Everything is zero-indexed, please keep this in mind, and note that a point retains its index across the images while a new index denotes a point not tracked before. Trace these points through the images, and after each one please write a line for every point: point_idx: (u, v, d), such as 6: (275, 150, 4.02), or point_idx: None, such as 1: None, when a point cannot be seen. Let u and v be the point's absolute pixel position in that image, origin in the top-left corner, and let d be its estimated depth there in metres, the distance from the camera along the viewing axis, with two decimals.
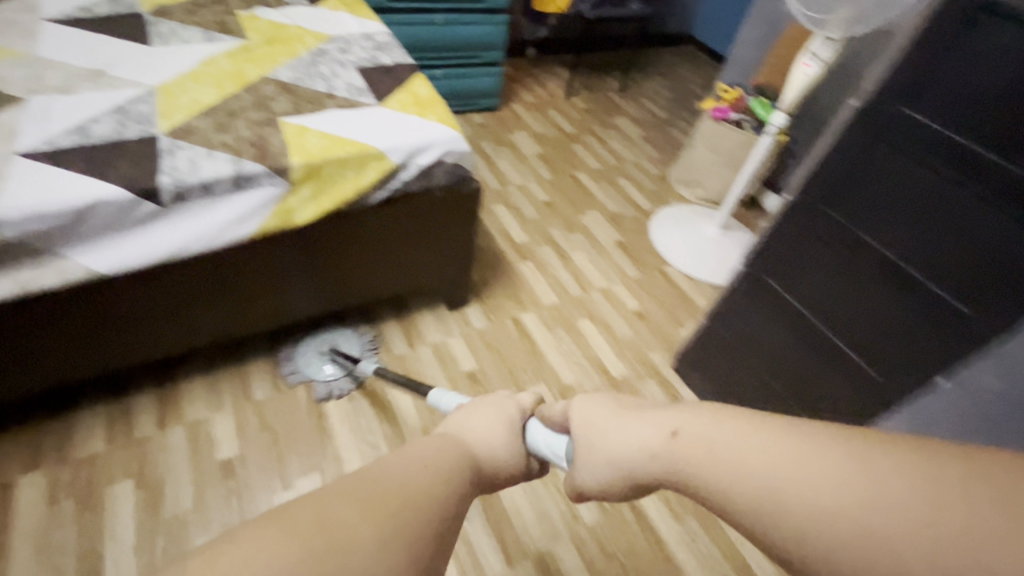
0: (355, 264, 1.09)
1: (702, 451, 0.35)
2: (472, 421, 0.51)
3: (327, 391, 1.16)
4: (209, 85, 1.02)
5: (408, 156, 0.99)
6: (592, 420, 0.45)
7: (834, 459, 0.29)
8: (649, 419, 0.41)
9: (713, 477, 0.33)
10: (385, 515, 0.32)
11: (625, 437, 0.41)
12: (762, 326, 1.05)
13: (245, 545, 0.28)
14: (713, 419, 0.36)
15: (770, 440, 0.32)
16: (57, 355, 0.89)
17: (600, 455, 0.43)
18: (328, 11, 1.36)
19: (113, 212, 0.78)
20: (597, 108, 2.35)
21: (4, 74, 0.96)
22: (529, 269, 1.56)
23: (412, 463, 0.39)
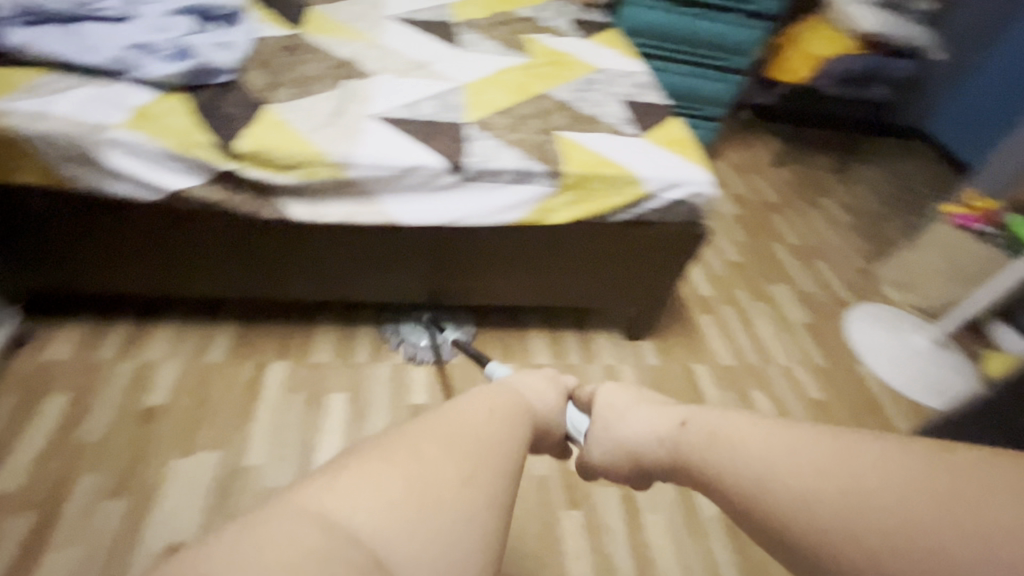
0: (572, 270, 1.18)
1: (705, 437, 0.53)
2: (532, 386, 0.68)
3: (411, 353, 1.25)
4: (504, 90, 1.19)
5: (663, 187, 1.04)
6: (612, 404, 0.67)
7: (809, 443, 0.45)
8: (667, 417, 0.60)
9: (716, 461, 0.50)
10: (463, 458, 0.46)
11: (638, 423, 0.63)
12: None
13: (363, 485, 0.41)
14: (717, 418, 0.54)
15: (755, 429, 0.49)
16: (298, 266, 1.05)
17: (612, 435, 0.65)
18: (598, 46, 1.49)
19: (427, 175, 0.94)
20: (806, 183, 2.25)
21: (360, 52, 1.20)
22: (709, 323, 1.53)
23: (481, 412, 0.53)
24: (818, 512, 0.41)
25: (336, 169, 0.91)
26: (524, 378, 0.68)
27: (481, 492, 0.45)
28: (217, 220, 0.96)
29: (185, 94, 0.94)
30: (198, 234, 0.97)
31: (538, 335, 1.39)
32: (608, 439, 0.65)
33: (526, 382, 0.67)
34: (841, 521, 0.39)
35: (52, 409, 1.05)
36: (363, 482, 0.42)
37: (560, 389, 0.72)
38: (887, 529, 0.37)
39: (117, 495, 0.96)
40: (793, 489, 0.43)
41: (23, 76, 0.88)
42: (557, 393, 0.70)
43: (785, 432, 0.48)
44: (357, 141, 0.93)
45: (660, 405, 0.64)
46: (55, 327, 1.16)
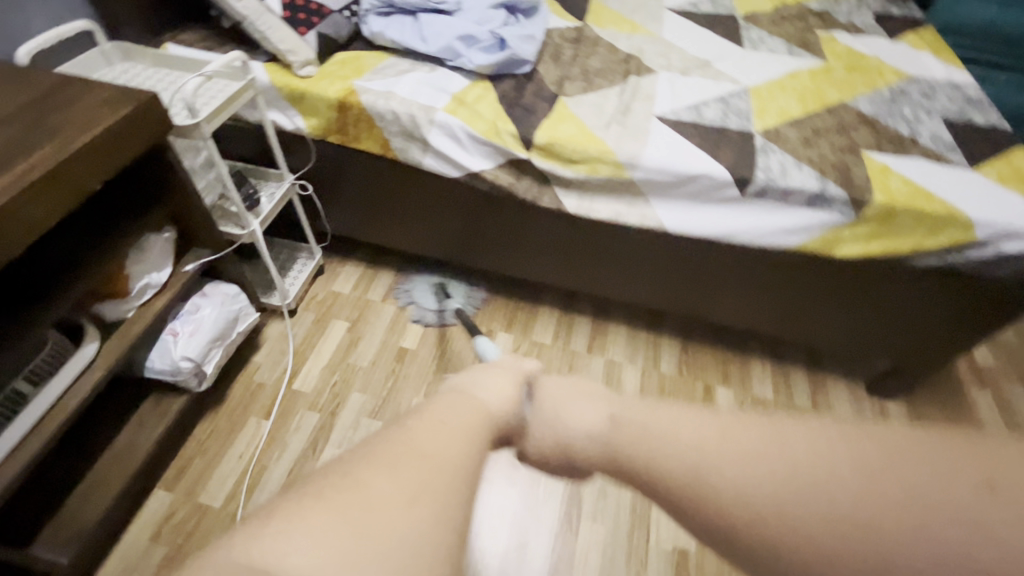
0: (832, 307, 1.04)
1: (642, 431, 0.41)
2: (484, 386, 0.47)
3: (417, 313, 1.31)
4: (794, 98, 1.07)
5: (996, 236, 0.85)
6: (553, 391, 0.49)
7: (764, 438, 0.38)
8: (597, 406, 0.46)
9: (643, 452, 0.40)
10: (410, 487, 0.33)
11: (582, 414, 0.45)
12: None
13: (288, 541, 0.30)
14: (645, 408, 0.43)
15: (681, 422, 0.40)
16: (492, 236, 1.13)
17: (547, 427, 0.46)
18: (908, 48, 1.26)
19: (708, 185, 0.90)
20: None
21: (640, 46, 1.19)
22: (984, 400, 1.25)
23: (430, 425, 0.39)
24: (770, 516, 0.34)
25: (618, 168, 0.92)
26: (480, 381, 0.48)
27: (428, 519, 0.32)
28: (498, 201, 1.06)
29: (490, 82, 1.03)
30: (478, 210, 1.09)
31: (761, 364, 1.28)
32: (543, 425, 0.46)
33: (481, 387, 0.47)
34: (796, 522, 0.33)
35: (334, 332, 1.28)
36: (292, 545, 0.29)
37: (515, 378, 0.50)
38: (833, 527, 0.33)
39: (375, 417, 1.14)
40: (743, 495, 0.35)
41: (374, 58, 1.05)
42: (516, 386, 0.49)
43: (713, 420, 0.40)
44: (642, 142, 0.92)
45: (595, 388, 0.49)
46: (339, 264, 1.41)
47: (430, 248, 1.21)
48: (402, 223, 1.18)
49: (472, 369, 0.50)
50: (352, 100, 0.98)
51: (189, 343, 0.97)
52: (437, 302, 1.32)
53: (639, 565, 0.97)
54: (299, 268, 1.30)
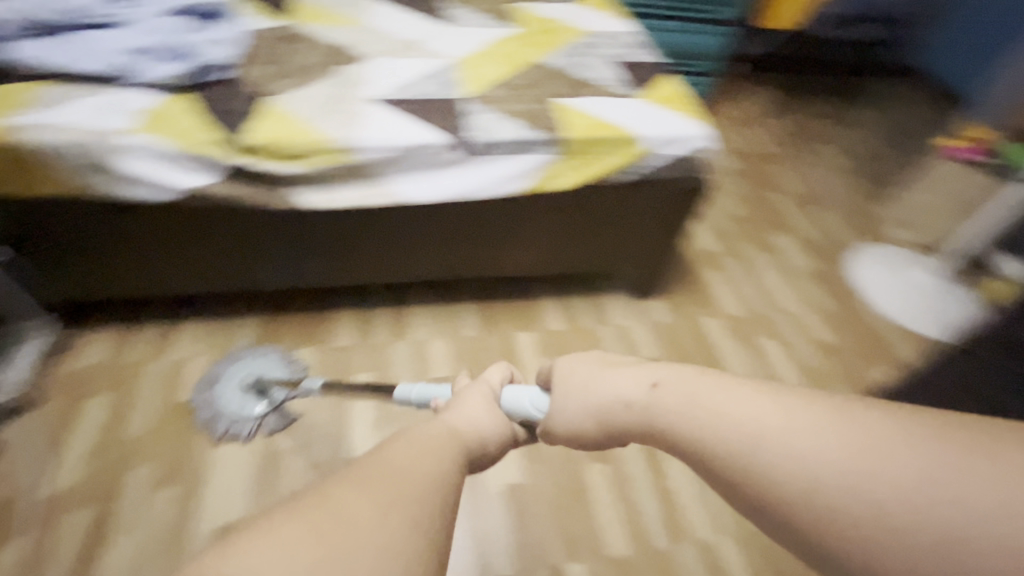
0: (577, 235, 1.20)
1: (688, 401, 0.41)
2: (463, 410, 0.52)
3: (226, 428, 1.08)
4: (496, 63, 1.19)
5: (660, 146, 1.07)
6: (570, 371, 0.53)
7: (810, 411, 0.35)
8: (631, 374, 0.47)
9: (688, 425, 0.40)
10: (386, 500, 0.34)
11: (615, 383, 0.48)
12: None
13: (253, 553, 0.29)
14: (693, 379, 0.43)
15: (736, 393, 0.39)
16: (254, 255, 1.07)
17: (583, 401, 0.50)
18: (584, 8, 1.48)
19: (430, 153, 0.97)
20: (804, 131, 2.20)
21: (351, 37, 1.21)
22: (715, 277, 1.56)
23: (399, 448, 0.40)
24: (815, 485, 0.32)
25: (341, 155, 0.93)
26: (471, 411, 0.52)
27: (402, 529, 0.32)
28: (233, 216, 0.99)
29: (192, 94, 0.96)
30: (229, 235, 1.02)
31: (550, 301, 1.43)
32: (574, 402, 0.51)
33: (474, 417, 0.51)
34: (839, 483, 0.31)
35: (96, 409, 1.10)
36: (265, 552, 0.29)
37: (489, 394, 0.56)
38: (885, 505, 0.30)
39: (169, 484, 1.02)
40: (786, 464, 0.33)
41: (27, 87, 0.89)
42: (491, 413, 0.53)
43: (758, 390, 0.38)
44: (358, 126, 0.96)
45: (641, 363, 0.49)
46: (84, 333, 1.20)
47: (187, 288, 1.10)
48: (175, 269, 1.06)
49: (450, 402, 0.54)
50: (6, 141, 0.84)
51: None
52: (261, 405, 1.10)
53: (476, 514, 1.03)
54: (24, 352, 1.10)
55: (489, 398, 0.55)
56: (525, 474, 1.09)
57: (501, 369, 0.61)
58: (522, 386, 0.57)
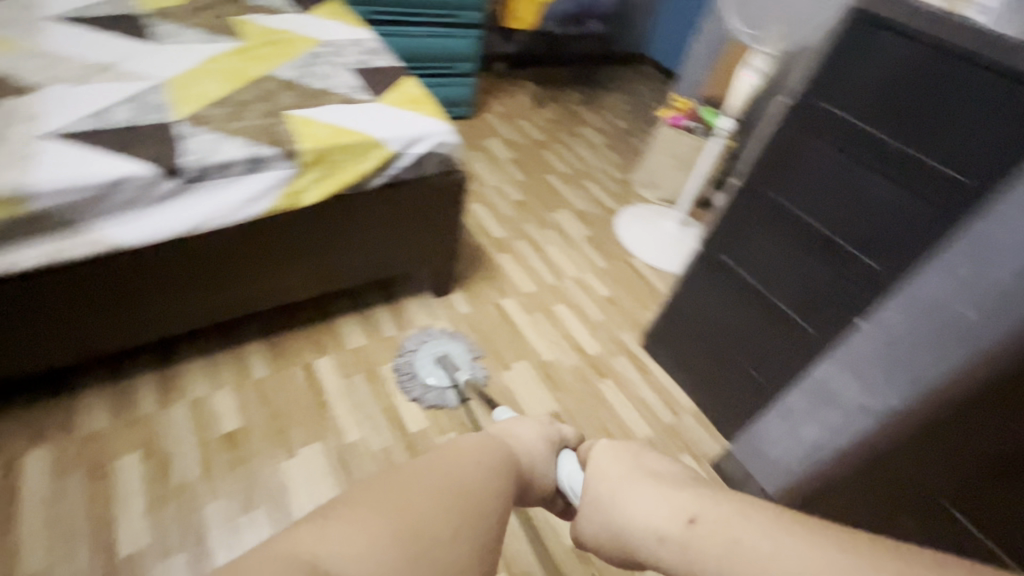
0: (352, 246, 1.17)
1: (725, 546, 0.42)
2: (517, 432, 0.57)
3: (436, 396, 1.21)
4: (215, 79, 1.10)
5: (404, 145, 1.09)
6: (606, 470, 0.52)
7: (814, 555, 0.40)
8: (672, 504, 0.47)
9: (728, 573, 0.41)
10: (449, 512, 0.40)
11: (641, 505, 0.48)
12: (718, 301, 1.21)
13: (340, 533, 0.36)
14: (733, 517, 0.44)
15: (757, 539, 0.42)
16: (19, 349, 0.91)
17: (609, 518, 0.50)
18: (317, 18, 1.45)
19: (138, 186, 0.85)
20: (564, 117, 2.47)
21: (17, 66, 1.01)
22: (507, 260, 1.67)
23: (470, 457, 0.47)
24: None
25: (12, 205, 0.77)
26: (515, 430, 0.57)
27: (464, 549, 0.39)
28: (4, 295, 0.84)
29: None
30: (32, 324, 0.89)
31: (348, 320, 1.37)
32: (590, 508, 0.51)
33: (519, 438, 0.56)
34: None
35: None
36: (351, 534, 0.36)
37: (552, 439, 0.60)
38: None
39: None
40: None
41: None
42: (545, 445, 0.58)
43: (772, 537, 0.42)
44: (29, 168, 0.80)
45: (671, 483, 0.50)
46: None
47: None
48: None
49: (518, 418, 0.60)
50: None
51: None
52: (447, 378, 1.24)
53: None
54: None
55: (550, 444, 0.59)
56: None
57: (570, 431, 0.64)
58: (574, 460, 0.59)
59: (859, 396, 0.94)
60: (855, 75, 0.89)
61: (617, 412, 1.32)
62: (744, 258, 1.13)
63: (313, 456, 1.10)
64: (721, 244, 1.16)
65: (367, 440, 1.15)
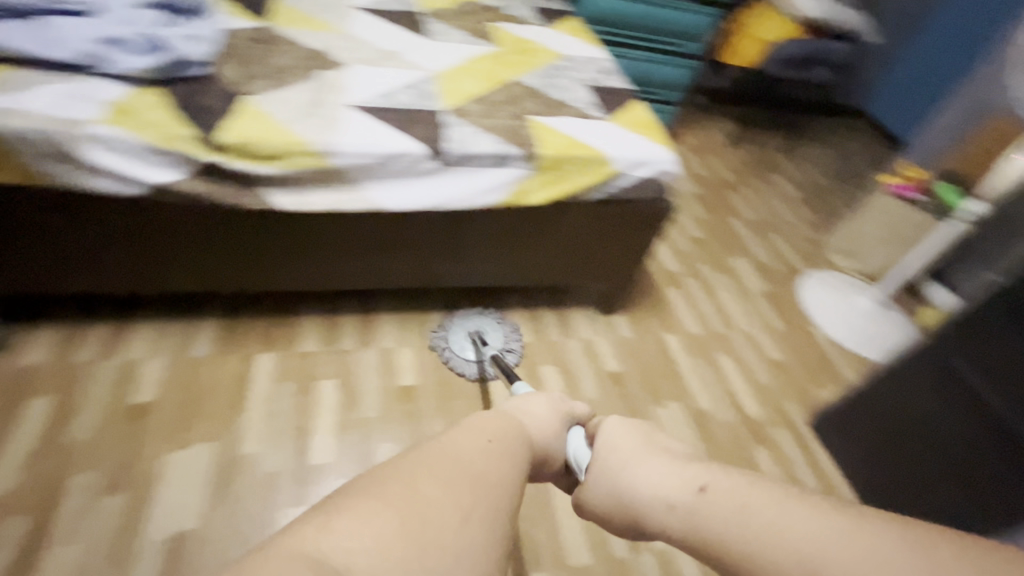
0: (549, 248, 1.24)
1: (731, 507, 0.43)
2: (530, 411, 0.59)
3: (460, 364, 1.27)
4: (474, 79, 1.23)
5: (630, 168, 1.12)
6: (614, 445, 0.56)
7: (824, 521, 0.39)
8: (684, 476, 0.49)
9: (729, 532, 0.42)
10: (460, 495, 0.39)
11: (648, 476, 0.51)
12: (933, 404, 1.11)
13: (346, 524, 0.34)
14: (739, 486, 0.45)
15: (764, 504, 0.42)
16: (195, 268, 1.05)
17: (619, 486, 0.53)
18: (560, 33, 1.55)
19: (410, 161, 0.99)
20: (759, 162, 2.34)
21: (331, 43, 1.22)
22: (675, 296, 1.63)
23: (480, 442, 0.46)
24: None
25: (321, 157, 0.94)
26: (524, 407, 0.59)
27: (480, 529, 0.38)
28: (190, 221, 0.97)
29: (163, 88, 0.94)
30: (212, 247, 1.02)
31: (518, 314, 1.45)
32: (604, 480, 0.54)
33: (527, 413, 0.58)
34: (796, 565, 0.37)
35: (39, 409, 1.04)
36: (358, 525, 0.34)
37: (564, 417, 0.62)
38: None
39: (117, 490, 0.97)
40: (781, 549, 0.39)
41: None
42: (557, 420, 0.61)
43: (780, 501, 0.42)
44: (338, 130, 0.96)
45: (680, 460, 0.52)
46: (31, 330, 1.14)
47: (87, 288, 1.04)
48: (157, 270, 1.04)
49: (530, 397, 0.62)
50: None
51: None
52: (475, 351, 1.28)
53: None
54: None
55: (563, 423, 0.61)
56: None
57: (581, 411, 0.66)
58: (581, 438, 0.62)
59: None
60: None
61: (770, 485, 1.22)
62: (989, 368, 1.03)
63: None
64: (956, 347, 1.07)
65: None
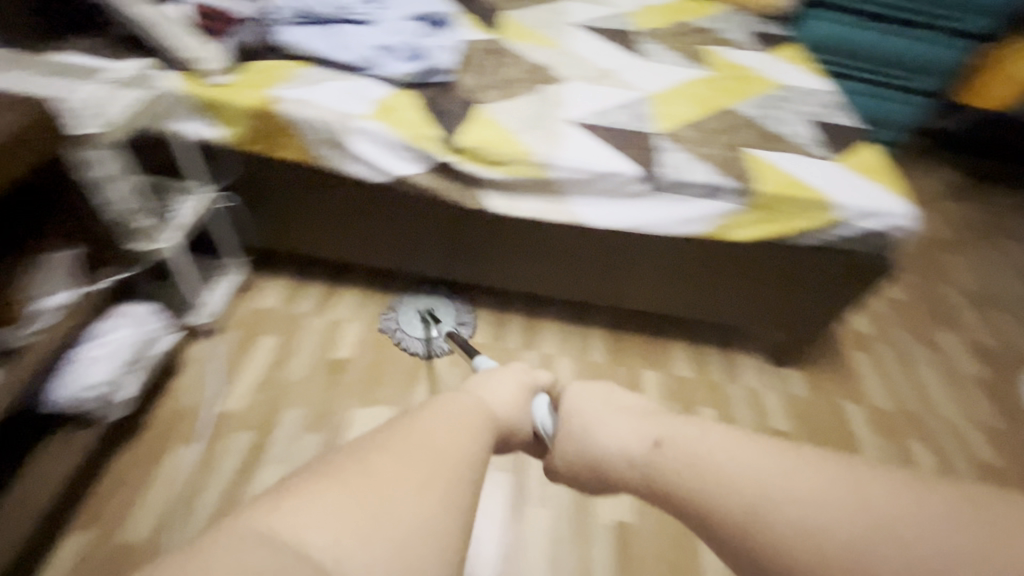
0: (737, 286, 1.17)
1: (690, 461, 0.42)
2: (492, 386, 0.51)
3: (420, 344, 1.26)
4: (688, 103, 1.20)
5: (855, 216, 1.01)
6: (580, 408, 0.51)
7: (807, 474, 0.39)
8: (640, 426, 0.47)
9: (704, 487, 0.41)
10: (414, 472, 0.36)
11: (612, 434, 0.48)
12: None
13: (296, 509, 0.32)
14: (699, 437, 0.44)
15: (745, 457, 0.41)
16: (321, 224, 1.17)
17: (581, 448, 0.49)
18: (780, 60, 1.45)
19: (622, 182, 1.00)
20: (987, 223, 1.97)
21: (552, 58, 1.27)
22: (862, 361, 1.44)
23: (439, 421, 0.41)
24: (796, 536, 0.36)
25: (540, 169, 0.99)
26: (489, 380, 0.52)
27: (437, 506, 0.35)
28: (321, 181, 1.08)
29: (415, 90, 1.06)
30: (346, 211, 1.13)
31: (681, 346, 1.39)
32: (566, 440, 0.50)
33: (488, 386, 0.51)
34: (800, 532, 0.36)
35: (265, 346, 1.24)
36: (310, 507, 0.32)
37: (528, 385, 0.54)
38: (830, 551, 0.35)
39: (314, 429, 1.12)
40: (786, 512, 0.37)
41: (292, 68, 1.04)
42: (522, 396, 0.52)
43: (754, 447, 0.42)
44: (559, 144, 1.00)
45: (641, 411, 0.50)
46: (266, 279, 1.36)
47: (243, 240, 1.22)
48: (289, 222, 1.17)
49: (492, 370, 0.54)
50: (270, 108, 0.97)
51: (95, 371, 0.90)
52: (423, 331, 1.27)
53: (584, 541, 1.03)
54: (223, 283, 1.25)
55: (528, 391, 0.54)
56: (636, 513, 1.08)
57: (546, 375, 0.58)
58: (546, 402, 0.54)
59: None
60: None
61: None
62: None
63: None
64: None
65: None
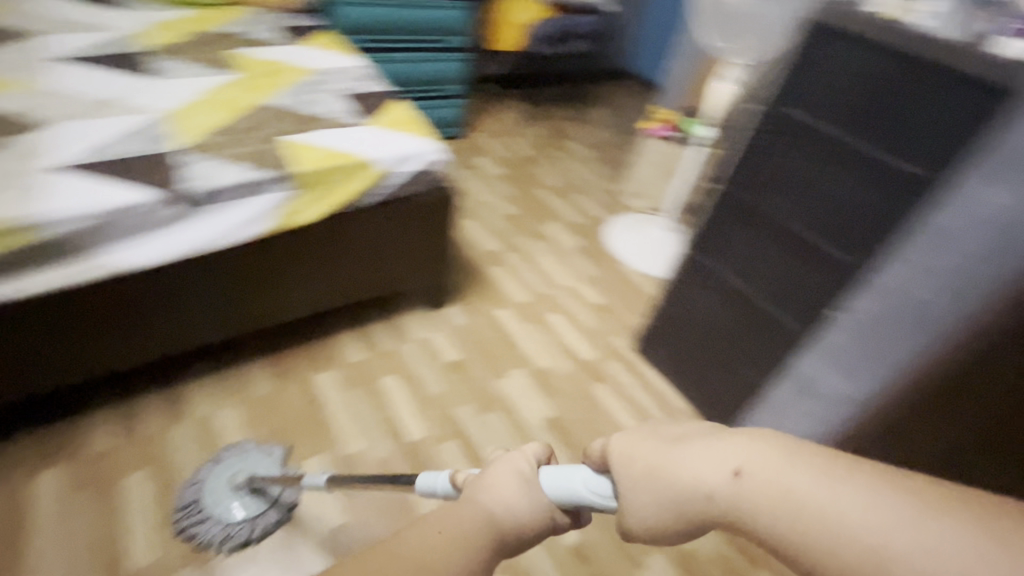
0: (350, 264, 1.23)
1: (781, 500, 0.34)
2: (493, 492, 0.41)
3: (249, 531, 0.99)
4: (214, 110, 1.15)
5: (394, 165, 1.16)
6: (630, 456, 0.40)
7: (905, 504, 0.31)
8: (713, 447, 0.38)
9: (804, 536, 0.32)
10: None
11: (693, 468, 0.37)
12: (754, 261, 1.09)
13: None
14: (784, 459, 0.35)
15: (819, 485, 0.33)
16: None
17: (651, 498, 0.38)
18: (311, 48, 1.51)
19: (141, 213, 0.92)
20: (552, 133, 2.53)
21: (22, 103, 1.05)
22: (500, 272, 1.71)
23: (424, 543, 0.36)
24: None
25: (23, 235, 0.83)
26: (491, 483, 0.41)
27: None
28: None
29: None
30: None
31: (346, 336, 1.41)
32: (631, 496, 0.39)
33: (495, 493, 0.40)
34: None
35: None
36: None
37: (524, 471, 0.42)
38: None
39: None
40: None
41: None
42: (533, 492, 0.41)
43: (849, 484, 0.33)
44: (38, 198, 0.86)
45: (711, 432, 0.40)
46: None
47: None
48: None
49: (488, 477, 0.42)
50: None
51: None
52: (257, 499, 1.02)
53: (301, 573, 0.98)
54: None
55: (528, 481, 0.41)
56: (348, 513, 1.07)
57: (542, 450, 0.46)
58: (565, 465, 0.42)
59: (839, 383, 0.99)
60: (820, 82, 0.91)
61: (613, 414, 1.35)
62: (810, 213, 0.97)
63: (318, 467, 1.13)
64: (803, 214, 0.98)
65: (371, 450, 1.18)
